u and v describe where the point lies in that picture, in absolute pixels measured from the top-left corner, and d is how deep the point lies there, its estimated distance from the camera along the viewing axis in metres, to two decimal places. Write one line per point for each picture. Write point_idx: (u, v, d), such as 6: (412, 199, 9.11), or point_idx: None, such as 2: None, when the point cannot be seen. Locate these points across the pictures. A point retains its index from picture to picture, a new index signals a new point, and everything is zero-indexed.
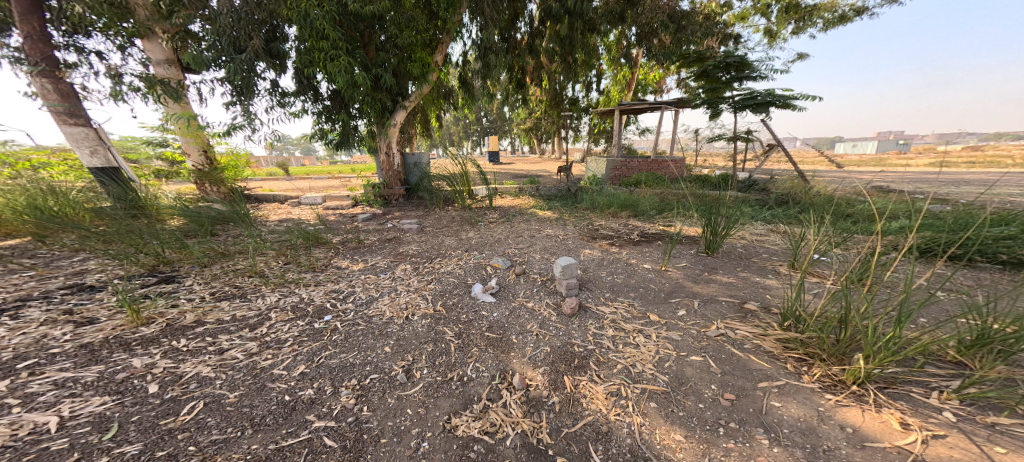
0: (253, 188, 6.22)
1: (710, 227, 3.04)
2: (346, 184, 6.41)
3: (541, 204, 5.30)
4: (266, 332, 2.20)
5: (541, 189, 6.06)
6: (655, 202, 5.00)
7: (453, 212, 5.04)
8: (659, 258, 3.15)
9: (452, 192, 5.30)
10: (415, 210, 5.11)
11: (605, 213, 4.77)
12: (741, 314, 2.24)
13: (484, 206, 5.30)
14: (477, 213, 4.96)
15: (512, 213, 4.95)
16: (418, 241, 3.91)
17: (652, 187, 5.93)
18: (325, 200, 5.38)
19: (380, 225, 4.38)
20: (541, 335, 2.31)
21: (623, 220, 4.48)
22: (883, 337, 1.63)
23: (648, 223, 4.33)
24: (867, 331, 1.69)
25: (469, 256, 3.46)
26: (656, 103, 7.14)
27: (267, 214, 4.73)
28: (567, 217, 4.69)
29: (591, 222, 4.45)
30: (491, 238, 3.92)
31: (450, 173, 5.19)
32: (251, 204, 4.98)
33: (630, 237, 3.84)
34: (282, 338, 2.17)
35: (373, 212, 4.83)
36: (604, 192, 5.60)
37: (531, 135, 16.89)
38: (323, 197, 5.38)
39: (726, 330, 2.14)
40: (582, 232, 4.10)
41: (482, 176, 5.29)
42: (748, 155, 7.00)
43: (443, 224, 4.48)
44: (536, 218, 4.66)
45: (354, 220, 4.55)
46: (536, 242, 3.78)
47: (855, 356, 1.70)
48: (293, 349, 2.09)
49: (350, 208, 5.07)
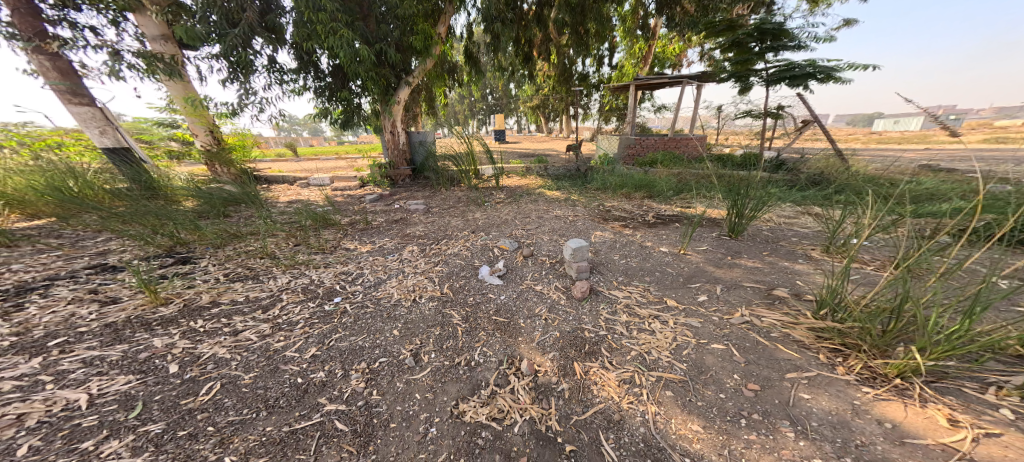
0: (261, 169, 6.19)
1: (735, 209, 2.86)
2: (352, 165, 6.34)
3: (551, 184, 5.13)
4: (279, 314, 2.18)
5: (550, 169, 5.86)
6: (671, 182, 4.76)
7: (461, 192, 4.93)
8: (677, 241, 3.00)
9: (458, 173, 5.18)
10: (422, 191, 5.02)
11: (618, 194, 4.59)
12: (769, 300, 2.11)
13: (492, 186, 5.17)
14: (485, 194, 4.84)
15: (522, 193, 4.80)
16: (425, 222, 3.84)
17: (669, 167, 5.63)
18: (333, 181, 5.33)
19: (387, 206, 4.32)
20: (550, 320, 2.23)
21: (637, 201, 4.30)
22: (945, 330, 1.48)
23: (664, 204, 4.13)
24: (923, 323, 1.54)
25: (477, 237, 3.37)
26: (675, 76, 6.69)
27: (278, 195, 4.72)
28: (578, 197, 4.52)
29: (603, 203, 4.29)
30: (498, 220, 3.81)
31: (458, 154, 5.06)
32: (262, 185, 4.96)
33: (645, 218, 3.67)
34: (295, 320, 2.15)
35: (379, 193, 4.77)
36: (616, 171, 5.36)
37: (541, 113, 16.34)
38: (331, 178, 5.33)
39: (750, 317, 2.02)
40: (595, 213, 3.95)
41: (489, 155, 5.12)
42: (777, 133, 6.57)
43: (449, 205, 4.39)
44: (546, 199, 4.51)
45: (362, 200, 4.50)
46: (547, 223, 3.64)
47: (903, 350, 1.56)
48: (304, 331, 2.07)
49: (358, 189, 5.01)
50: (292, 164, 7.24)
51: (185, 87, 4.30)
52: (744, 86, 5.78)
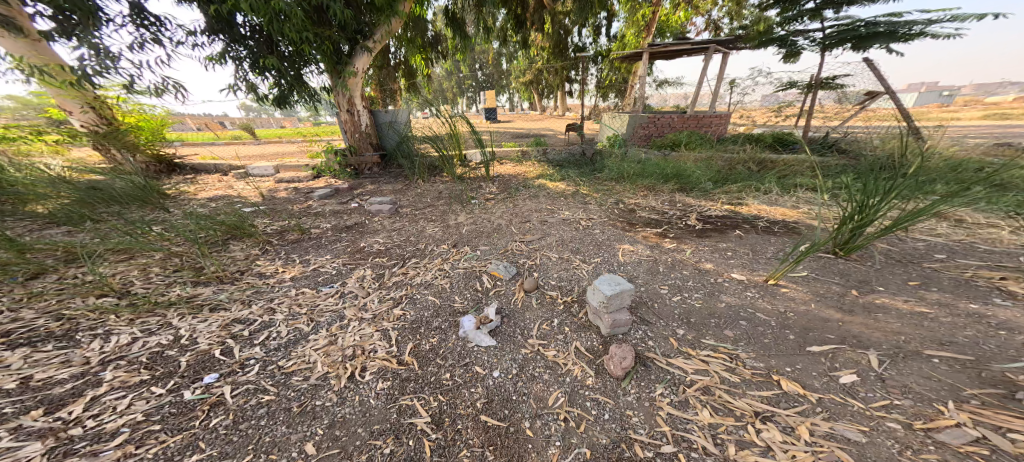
0: (189, 158, 5.08)
1: (860, 217, 1.79)
2: (305, 150, 5.24)
3: (553, 172, 4.09)
4: (78, 417, 1.19)
5: (550, 152, 4.76)
6: (704, 169, 3.76)
7: (441, 185, 3.88)
8: (750, 261, 2.04)
9: (438, 159, 4.12)
10: (392, 183, 3.95)
11: (638, 186, 3.59)
12: (990, 388, 1.15)
13: (481, 177, 4.12)
14: (472, 187, 3.80)
15: (517, 186, 3.75)
16: (388, 230, 2.81)
17: (697, 151, 4.38)
18: (280, 170, 4.21)
19: (339, 206, 3.26)
20: (575, 423, 1.29)
21: (667, 196, 3.30)
22: None
23: (703, 200, 3.15)
24: None
25: (459, 256, 2.35)
26: (703, 42, 5.43)
27: (199, 189, 3.60)
28: (590, 191, 3.51)
29: (618, 199, 3.29)
30: (487, 226, 2.80)
31: (436, 136, 3.96)
32: (180, 179, 3.81)
33: (686, 222, 2.69)
34: (109, 429, 1.17)
35: (335, 187, 3.69)
36: (631, 156, 4.34)
37: (533, 90, 14.96)
38: (275, 166, 4.18)
39: (975, 427, 1.06)
40: (616, 214, 2.95)
41: (476, 137, 4.04)
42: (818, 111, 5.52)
43: (424, 203, 3.36)
44: (550, 193, 3.49)
45: (308, 197, 3.42)
46: (554, 231, 2.64)
47: None
48: (121, 454, 1.10)
49: (309, 181, 3.90)
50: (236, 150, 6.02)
51: (31, 45, 3.15)
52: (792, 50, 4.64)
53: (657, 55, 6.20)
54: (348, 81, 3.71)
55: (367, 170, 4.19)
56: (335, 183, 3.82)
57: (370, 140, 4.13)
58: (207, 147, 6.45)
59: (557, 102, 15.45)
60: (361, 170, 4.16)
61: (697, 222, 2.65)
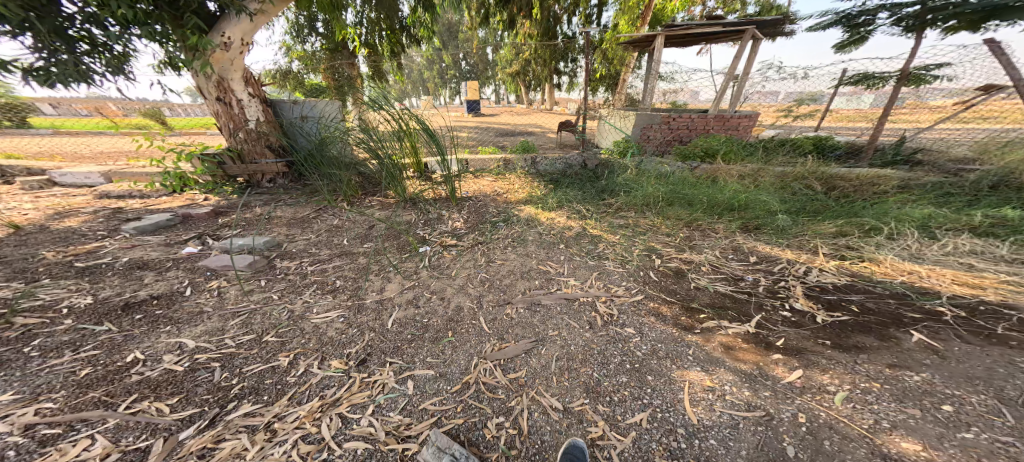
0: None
1: None
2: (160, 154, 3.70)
3: (543, 192, 2.82)
4: None
5: (538, 163, 3.38)
6: (763, 190, 2.60)
7: (370, 211, 2.54)
8: (1019, 446, 0.93)
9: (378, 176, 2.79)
10: (292, 203, 2.58)
11: (673, 216, 2.38)
12: None
13: (442, 197, 2.82)
14: (420, 215, 2.51)
15: (491, 214, 2.49)
16: (240, 318, 1.51)
17: (734, 164, 3.12)
18: (111, 179, 2.76)
19: (165, 253, 1.88)
20: None
21: (719, 240, 2.13)
22: None
23: (781, 250, 2.02)
24: None
25: (361, 398, 1.20)
26: (745, 20, 3.92)
27: None
28: (598, 229, 2.29)
29: (640, 246, 2.11)
30: (438, 315, 1.61)
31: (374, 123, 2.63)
32: None
33: (789, 304, 1.63)
34: None
35: (184, 213, 2.29)
36: (652, 168, 3.14)
37: (520, 82, 13.51)
38: (101, 172, 2.73)
39: None
40: (648, 285, 1.79)
41: (436, 143, 2.74)
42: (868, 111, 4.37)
43: (337, 251, 2.07)
44: (540, 231, 2.26)
45: (118, 230, 2.02)
46: (556, 334, 1.50)
47: None
48: None
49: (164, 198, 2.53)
50: (80, 150, 4.37)
51: None
52: (844, 40, 3.27)
53: (668, 43, 5.00)
54: (210, 55, 2.26)
55: (268, 183, 2.81)
56: (194, 203, 2.43)
57: (265, 143, 2.72)
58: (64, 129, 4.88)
59: (546, 95, 14.11)
60: (256, 183, 2.77)
61: (812, 307, 1.60)
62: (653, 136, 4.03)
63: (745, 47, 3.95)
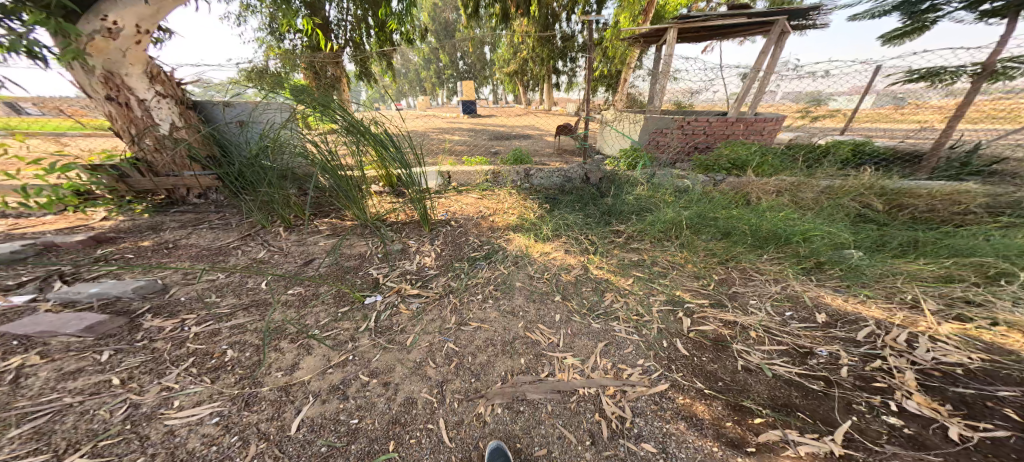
0: None
1: None
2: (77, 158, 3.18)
3: (536, 215, 2.28)
4: None
5: (533, 176, 2.82)
6: (817, 211, 2.03)
7: (310, 240, 2.01)
8: None
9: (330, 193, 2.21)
10: (209, 230, 2.09)
11: (702, 249, 1.82)
12: None
13: (413, 220, 2.25)
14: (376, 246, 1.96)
15: (467, 247, 1.95)
16: (46, 425, 0.98)
17: (769, 174, 2.37)
18: None
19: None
20: None
21: (770, 287, 1.56)
22: None
23: (860, 304, 1.42)
24: None
25: None
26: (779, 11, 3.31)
27: None
28: (603, 271, 1.75)
29: (657, 298, 1.58)
30: (371, 416, 1.09)
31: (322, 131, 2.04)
32: None
33: (894, 403, 1.04)
34: None
35: (55, 241, 1.76)
36: (673, 175, 2.53)
37: (518, 83, 12.90)
38: None
39: None
40: (673, 365, 1.26)
41: (400, 155, 2.17)
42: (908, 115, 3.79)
43: (252, 303, 1.55)
44: (527, 274, 1.72)
45: None
46: (545, 458, 0.96)
47: None
48: None
49: (44, 218, 2.05)
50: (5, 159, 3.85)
51: None
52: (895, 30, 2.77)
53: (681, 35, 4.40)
54: (86, 44, 1.73)
55: (196, 197, 2.40)
56: (77, 229, 1.94)
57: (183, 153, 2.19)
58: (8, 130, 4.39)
59: (545, 96, 13.50)
60: (179, 199, 2.36)
61: (936, 410, 1.00)
62: (667, 142, 3.34)
63: (776, 44, 3.36)
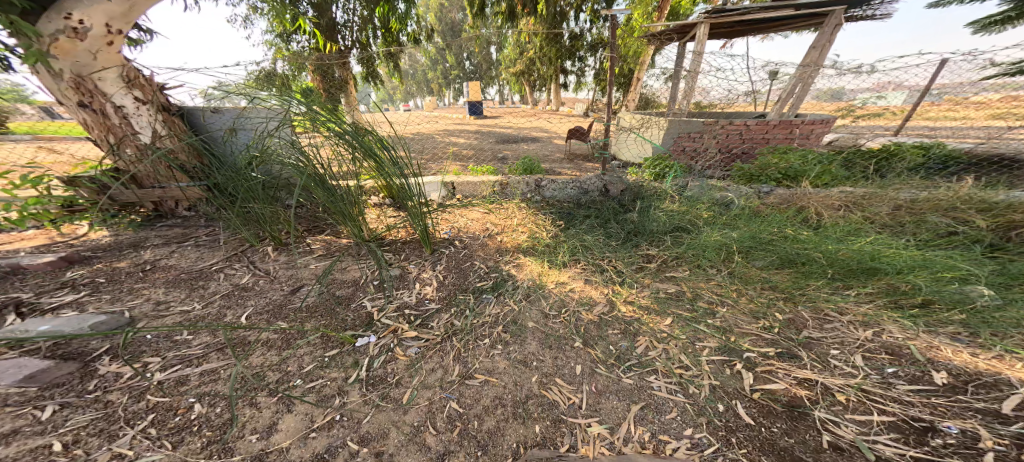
0: None
1: None
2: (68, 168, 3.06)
3: (549, 233, 1.98)
4: None
5: (543, 185, 2.51)
6: (899, 227, 1.66)
7: (300, 261, 1.80)
8: None
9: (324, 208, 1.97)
10: (195, 248, 1.89)
11: (759, 281, 1.49)
12: None
13: (413, 239, 2.01)
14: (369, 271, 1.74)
15: (472, 275, 1.70)
16: None
17: (830, 192, 1.90)
18: None
19: None
20: None
21: (857, 333, 1.24)
22: None
23: (992, 358, 1.08)
24: None
25: None
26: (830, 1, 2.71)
27: None
28: (633, 307, 1.47)
29: (706, 345, 1.29)
30: None
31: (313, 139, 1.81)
32: None
33: None
34: None
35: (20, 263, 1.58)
36: (709, 185, 2.14)
37: (525, 83, 12.60)
38: None
39: None
40: (738, 437, 0.97)
41: (398, 165, 1.91)
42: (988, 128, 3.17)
43: (227, 342, 1.34)
44: (541, 311, 1.47)
45: None
46: None
47: None
48: None
49: (24, 233, 1.91)
50: None
51: None
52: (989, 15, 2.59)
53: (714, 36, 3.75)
54: (50, 45, 1.60)
55: (186, 210, 2.23)
56: (51, 247, 1.77)
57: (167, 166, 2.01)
58: (11, 138, 4.32)
59: (552, 95, 13.14)
60: (168, 212, 2.19)
61: None
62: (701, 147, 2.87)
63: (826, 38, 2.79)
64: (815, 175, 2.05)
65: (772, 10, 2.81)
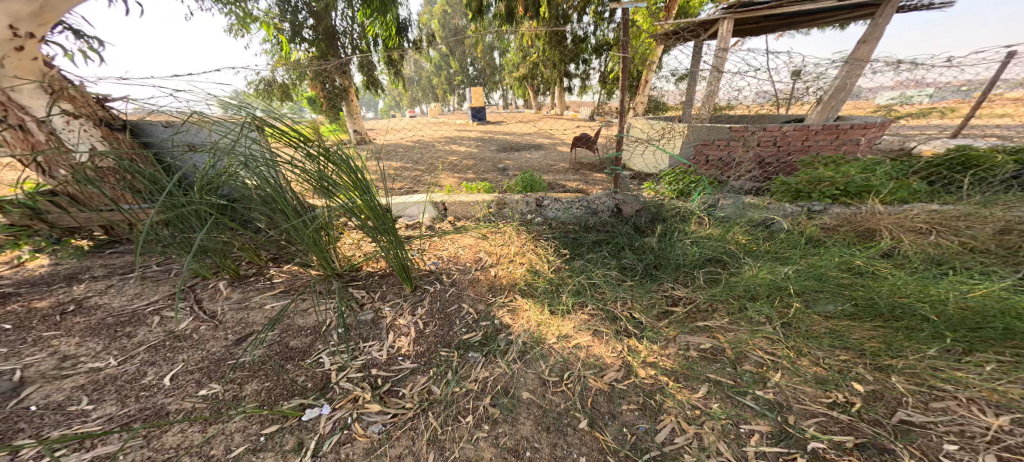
0: None
1: None
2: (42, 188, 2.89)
3: (552, 267, 1.66)
4: None
5: (546, 203, 2.20)
6: (1015, 261, 1.24)
7: (253, 302, 1.51)
8: None
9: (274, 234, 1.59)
10: (143, 283, 1.60)
11: (824, 336, 1.08)
12: None
13: (391, 274, 1.69)
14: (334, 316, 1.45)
15: (458, 324, 1.39)
16: None
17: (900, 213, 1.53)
18: None
19: None
20: None
21: (983, 420, 0.81)
22: None
23: None
24: None
25: None
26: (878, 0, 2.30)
27: None
28: (656, 370, 1.12)
29: (753, 428, 0.90)
30: None
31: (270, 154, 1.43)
32: None
33: None
34: None
35: None
36: (747, 203, 1.77)
37: (531, 88, 12.35)
38: None
39: None
40: None
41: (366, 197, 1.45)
42: None
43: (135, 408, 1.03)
44: (537, 377, 1.14)
45: None
46: None
47: None
48: None
49: None
50: None
51: None
52: None
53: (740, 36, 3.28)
54: None
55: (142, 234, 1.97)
56: None
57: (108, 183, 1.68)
58: None
59: (558, 99, 12.83)
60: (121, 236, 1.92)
61: None
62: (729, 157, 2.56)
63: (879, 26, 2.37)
64: (881, 193, 1.68)
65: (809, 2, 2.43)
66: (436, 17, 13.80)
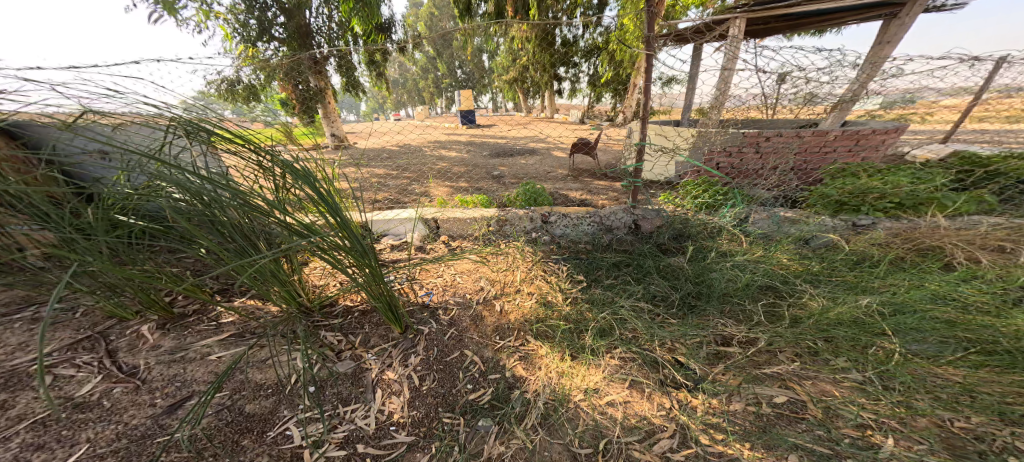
0: None
1: None
2: None
3: (567, 298, 1.43)
4: None
5: (552, 219, 1.97)
6: None
7: (194, 352, 1.19)
8: None
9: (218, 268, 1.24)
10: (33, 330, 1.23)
11: (961, 394, 0.89)
12: None
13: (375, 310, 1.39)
14: (300, 367, 1.15)
15: (460, 377, 1.13)
16: None
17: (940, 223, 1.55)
18: None
19: None
20: None
21: None
22: None
23: None
24: None
25: None
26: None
27: None
28: (722, 435, 0.90)
29: None
30: None
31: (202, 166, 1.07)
32: None
33: None
34: None
35: None
36: (784, 219, 1.69)
37: (518, 91, 12.18)
38: None
39: None
40: None
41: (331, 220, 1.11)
42: None
43: None
44: (565, 450, 0.91)
45: None
46: None
47: None
48: None
49: None
50: None
51: None
52: None
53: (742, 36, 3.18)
54: None
55: None
56: None
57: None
58: None
59: (546, 102, 12.70)
60: None
61: None
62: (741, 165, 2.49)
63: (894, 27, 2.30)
64: (944, 206, 1.63)
65: (822, 2, 2.31)
66: (420, 18, 13.43)
